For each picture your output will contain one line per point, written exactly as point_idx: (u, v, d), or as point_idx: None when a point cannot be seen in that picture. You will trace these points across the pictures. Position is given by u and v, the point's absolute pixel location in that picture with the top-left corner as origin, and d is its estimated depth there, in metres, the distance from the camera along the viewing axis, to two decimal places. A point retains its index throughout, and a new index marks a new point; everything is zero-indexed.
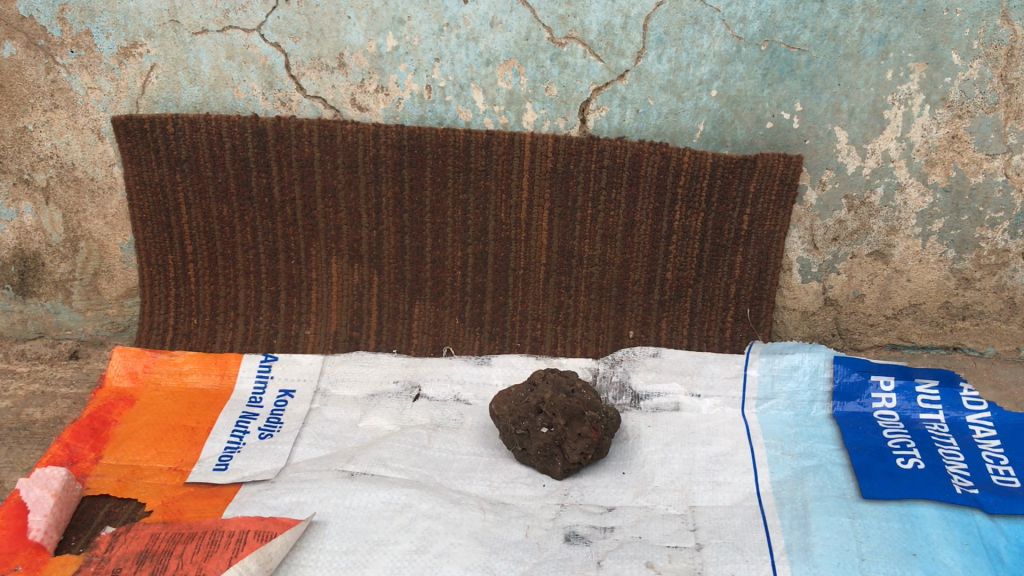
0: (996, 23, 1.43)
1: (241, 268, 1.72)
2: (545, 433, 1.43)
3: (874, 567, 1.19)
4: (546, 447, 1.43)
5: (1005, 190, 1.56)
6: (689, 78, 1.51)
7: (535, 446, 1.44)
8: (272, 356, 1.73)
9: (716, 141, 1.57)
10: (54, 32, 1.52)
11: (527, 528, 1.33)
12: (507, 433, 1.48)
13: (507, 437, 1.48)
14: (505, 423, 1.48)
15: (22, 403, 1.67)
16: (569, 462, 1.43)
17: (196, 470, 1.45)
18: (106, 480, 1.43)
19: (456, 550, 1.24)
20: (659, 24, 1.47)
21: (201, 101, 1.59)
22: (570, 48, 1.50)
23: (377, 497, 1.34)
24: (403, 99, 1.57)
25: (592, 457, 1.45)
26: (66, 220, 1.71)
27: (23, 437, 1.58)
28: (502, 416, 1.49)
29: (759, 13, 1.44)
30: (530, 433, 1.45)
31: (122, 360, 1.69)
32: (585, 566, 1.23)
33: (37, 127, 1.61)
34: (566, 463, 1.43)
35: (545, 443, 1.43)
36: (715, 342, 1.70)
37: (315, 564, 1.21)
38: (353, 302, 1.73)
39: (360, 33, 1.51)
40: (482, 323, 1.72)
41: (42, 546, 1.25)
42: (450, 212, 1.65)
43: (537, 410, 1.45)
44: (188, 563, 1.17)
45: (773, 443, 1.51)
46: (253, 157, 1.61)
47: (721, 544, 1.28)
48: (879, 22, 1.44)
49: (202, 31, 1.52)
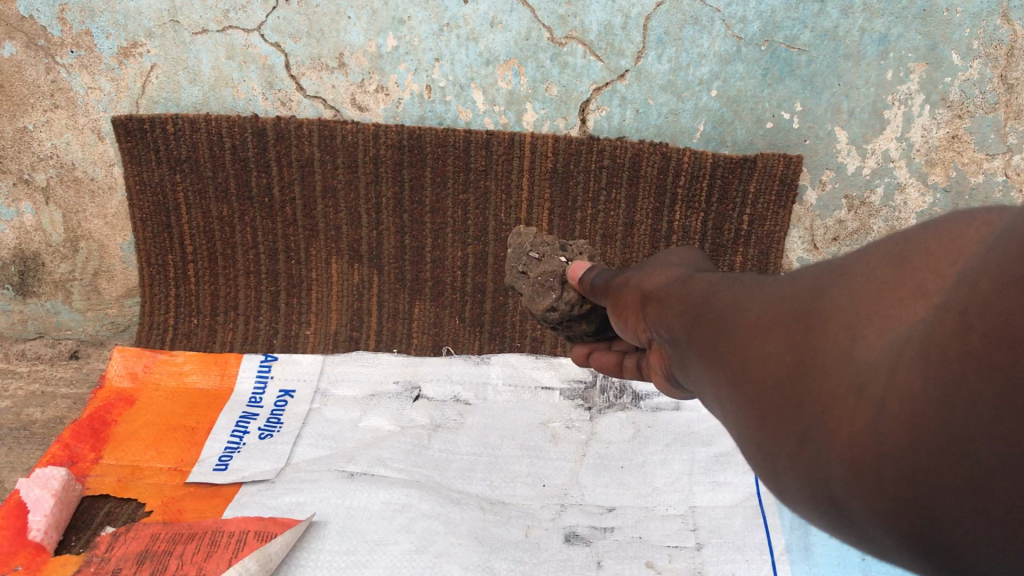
0: (996, 23, 1.42)
1: (241, 268, 1.72)
2: (559, 261, 1.21)
3: (875, 566, 1.23)
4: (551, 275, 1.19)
5: (1005, 190, 1.56)
6: (689, 78, 1.51)
7: (539, 267, 1.21)
8: (271, 356, 1.72)
9: (716, 141, 1.57)
10: (54, 32, 1.51)
11: (527, 528, 1.35)
12: (520, 246, 1.26)
13: (516, 253, 1.25)
14: (525, 239, 1.26)
15: (22, 403, 1.73)
16: (565, 306, 1.16)
17: (196, 470, 1.46)
18: (105, 480, 1.46)
19: (456, 550, 1.26)
20: (659, 24, 1.46)
21: (201, 101, 1.59)
22: (569, 48, 1.49)
23: (377, 497, 1.35)
24: (403, 100, 1.57)
25: (581, 326, 1.19)
26: (65, 220, 1.69)
27: (23, 437, 1.67)
28: (524, 234, 1.27)
29: (759, 13, 1.43)
30: (542, 258, 1.22)
31: (122, 360, 1.67)
32: (585, 566, 1.27)
33: (37, 127, 1.60)
34: (560, 304, 1.16)
35: (555, 270, 1.19)
36: None
37: (316, 564, 1.22)
38: (353, 302, 1.73)
39: (360, 33, 1.50)
40: (482, 323, 1.71)
41: (42, 546, 1.28)
42: (450, 212, 1.65)
43: (563, 246, 1.25)
44: (188, 563, 1.17)
45: None
46: (253, 157, 1.62)
47: (722, 544, 1.30)
48: (879, 22, 1.43)
49: (202, 31, 1.51)
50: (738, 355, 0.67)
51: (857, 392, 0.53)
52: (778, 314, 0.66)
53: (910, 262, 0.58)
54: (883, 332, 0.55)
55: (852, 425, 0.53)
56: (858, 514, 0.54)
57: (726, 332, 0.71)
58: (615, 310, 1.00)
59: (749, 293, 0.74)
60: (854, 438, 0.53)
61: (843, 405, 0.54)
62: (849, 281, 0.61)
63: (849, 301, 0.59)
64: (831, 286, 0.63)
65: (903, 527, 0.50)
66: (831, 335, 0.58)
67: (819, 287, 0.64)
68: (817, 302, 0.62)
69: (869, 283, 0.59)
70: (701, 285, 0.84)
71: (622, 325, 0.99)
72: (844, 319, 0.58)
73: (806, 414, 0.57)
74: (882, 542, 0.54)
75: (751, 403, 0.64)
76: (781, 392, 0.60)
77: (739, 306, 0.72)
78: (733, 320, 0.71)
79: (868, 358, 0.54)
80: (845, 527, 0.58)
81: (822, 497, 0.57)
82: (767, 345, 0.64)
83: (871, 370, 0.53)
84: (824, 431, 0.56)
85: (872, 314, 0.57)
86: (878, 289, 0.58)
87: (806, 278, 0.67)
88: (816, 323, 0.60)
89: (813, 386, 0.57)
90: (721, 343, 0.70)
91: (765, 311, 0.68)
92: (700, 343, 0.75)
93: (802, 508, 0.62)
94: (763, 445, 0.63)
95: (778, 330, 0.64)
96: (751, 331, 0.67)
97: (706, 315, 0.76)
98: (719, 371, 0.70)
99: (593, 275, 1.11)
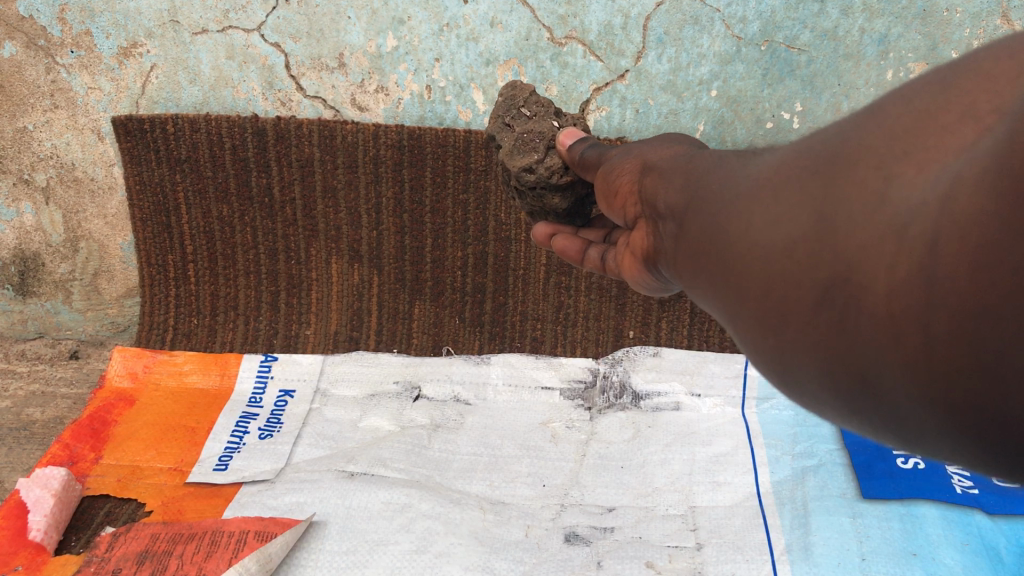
0: (996, 23, 1.42)
1: (241, 267, 1.72)
2: (550, 125, 1.00)
3: (874, 566, 1.21)
4: (541, 137, 0.99)
5: None
6: (689, 78, 1.51)
7: (527, 125, 1.00)
8: (272, 356, 1.72)
9: (716, 140, 1.57)
10: (54, 32, 1.51)
11: (527, 528, 1.35)
12: (511, 98, 1.03)
13: (505, 103, 1.03)
14: (522, 92, 1.03)
15: (22, 403, 1.73)
16: (544, 172, 0.97)
17: (196, 470, 1.46)
18: (105, 480, 1.46)
19: (457, 550, 1.26)
20: (659, 24, 1.46)
21: (201, 101, 1.58)
22: (570, 47, 1.49)
23: (377, 497, 1.35)
24: (403, 99, 1.57)
25: (553, 200, 1.01)
26: (65, 220, 1.69)
27: (23, 437, 1.68)
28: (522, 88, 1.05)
29: (759, 13, 1.44)
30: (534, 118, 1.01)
31: (122, 360, 1.68)
32: (585, 566, 1.26)
33: (37, 127, 1.60)
34: (540, 169, 0.97)
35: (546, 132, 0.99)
36: (716, 342, 1.67)
37: (316, 564, 1.22)
38: (353, 302, 1.72)
39: (360, 33, 1.50)
40: (482, 323, 1.71)
41: (42, 546, 1.28)
42: (450, 212, 1.65)
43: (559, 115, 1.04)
44: (188, 563, 1.17)
45: (773, 443, 1.50)
46: (253, 156, 1.62)
47: (721, 544, 1.30)
48: (879, 22, 1.43)
49: (202, 31, 1.51)
50: (740, 220, 0.56)
51: (897, 238, 0.44)
52: (790, 171, 0.55)
53: (948, 92, 0.49)
54: (924, 165, 0.45)
55: (890, 277, 0.44)
56: (893, 388, 0.46)
57: (725, 202, 0.60)
58: (604, 187, 0.85)
59: (752, 162, 0.63)
60: (894, 292, 0.43)
61: (877, 255, 0.44)
62: (876, 121, 0.51)
63: (879, 139, 0.49)
64: (854, 130, 0.52)
65: (950, 398, 0.44)
66: (856, 179, 0.48)
67: (838, 134, 0.54)
68: (837, 148, 0.52)
69: (900, 119, 0.50)
70: (694, 161, 0.72)
71: (612, 204, 0.85)
72: (873, 159, 0.48)
73: (824, 275, 0.47)
74: (917, 422, 0.47)
75: (755, 276, 0.53)
76: (791, 255, 0.50)
77: (739, 175, 0.62)
78: (734, 189, 0.60)
79: (910, 193, 0.45)
80: (867, 413, 0.49)
81: (843, 376, 0.48)
82: (777, 207, 0.53)
83: (914, 211, 0.43)
84: (850, 288, 0.46)
85: (909, 148, 0.47)
86: (912, 123, 0.48)
87: (822, 131, 0.57)
88: (836, 169, 0.50)
89: (833, 239, 0.47)
90: (718, 215, 0.59)
91: (771, 172, 0.57)
92: (694, 221, 0.64)
93: (812, 395, 0.53)
94: (769, 323, 0.53)
95: (787, 188, 0.53)
96: (756, 196, 0.56)
97: (705, 188, 0.64)
98: (718, 243, 0.58)
99: (587, 146, 0.93)
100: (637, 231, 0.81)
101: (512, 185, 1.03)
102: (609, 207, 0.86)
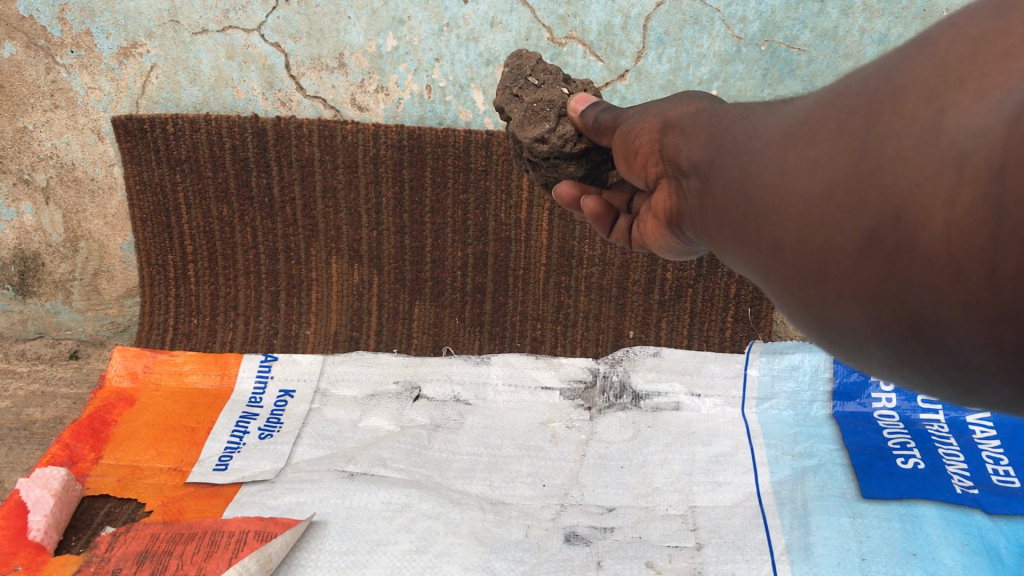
0: None
1: (241, 267, 1.72)
2: (560, 92, 0.98)
3: (874, 566, 1.21)
4: (551, 106, 0.97)
5: None
6: (689, 78, 1.51)
7: (536, 95, 0.98)
8: (272, 356, 1.72)
9: None
10: (54, 32, 1.51)
11: (527, 528, 1.35)
12: (518, 68, 1.02)
13: (512, 74, 1.01)
14: (528, 62, 1.01)
15: (22, 403, 1.73)
16: (557, 142, 0.96)
17: (196, 470, 1.46)
18: (105, 480, 1.46)
19: (456, 550, 1.26)
20: (659, 24, 1.47)
21: (201, 101, 1.58)
22: (570, 48, 1.49)
23: (377, 497, 1.35)
24: (403, 99, 1.57)
25: (569, 171, 1.00)
26: (65, 220, 1.69)
27: (23, 437, 1.68)
28: (528, 56, 1.03)
29: (759, 13, 1.44)
30: (542, 86, 0.99)
31: (122, 360, 1.68)
32: (585, 566, 1.26)
33: (37, 127, 1.60)
34: (552, 139, 0.95)
35: (556, 100, 0.97)
36: (715, 342, 1.68)
37: (316, 564, 1.22)
38: (352, 302, 1.72)
39: (360, 33, 1.50)
40: (482, 323, 1.71)
41: (41, 546, 1.28)
42: (450, 212, 1.65)
43: (567, 80, 1.01)
44: (188, 563, 1.17)
45: (773, 443, 1.50)
46: (253, 157, 1.62)
47: (722, 543, 1.29)
48: (879, 22, 1.44)
49: (202, 31, 1.51)
50: (777, 169, 0.55)
51: (957, 168, 0.43)
52: (827, 112, 0.54)
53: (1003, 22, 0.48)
54: (983, 92, 0.44)
55: (948, 211, 0.42)
56: (948, 330, 0.44)
57: (759, 151, 0.59)
58: (624, 150, 0.84)
59: (786, 110, 0.62)
60: (953, 225, 0.42)
61: (933, 187, 0.43)
62: (924, 55, 0.50)
63: (928, 73, 0.48)
64: (900, 65, 0.51)
65: (1014, 338, 0.42)
66: (906, 113, 0.47)
67: (880, 71, 0.52)
68: (882, 85, 0.50)
69: (952, 51, 0.49)
70: (721, 116, 0.71)
71: (631, 167, 0.84)
72: (923, 92, 0.47)
73: (869, 216, 0.46)
74: (976, 369, 0.45)
75: (794, 223, 0.52)
76: (831, 198, 0.49)
77: (770, 124, 0.61)
78: (766, 138, 0.59)
79: (966, 124, 0.44)
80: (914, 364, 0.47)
81: (890, 322, 0.47)
82: (815, 150, 0.52)
83: (974, 138, 0.43)
84: (902, 227, 0.44)
85: (964, 77, 0.46)
86: (966, 53, 0.48)
87: (860, 71, 0.56)
88: (880, 105, 0.49)
89: (880, 177, 0.46)
90: (753, 167, 0.58)
91: (806, 117, 0.56)
92: (726, 173, 0.62)
93: (854, 344, 0.52)
94: (809, 270, 0.52)
95: (825, 129, 0.53)
96: (791, 142, 0.55)
97: (738, 140, 0.63)
98: (754, 194, 0.57)
99: (599, 109, 0.90)
100: (659, 194, 0.81)
101: (526, 157, 1.01)
102: (629, 172, 0.86)
